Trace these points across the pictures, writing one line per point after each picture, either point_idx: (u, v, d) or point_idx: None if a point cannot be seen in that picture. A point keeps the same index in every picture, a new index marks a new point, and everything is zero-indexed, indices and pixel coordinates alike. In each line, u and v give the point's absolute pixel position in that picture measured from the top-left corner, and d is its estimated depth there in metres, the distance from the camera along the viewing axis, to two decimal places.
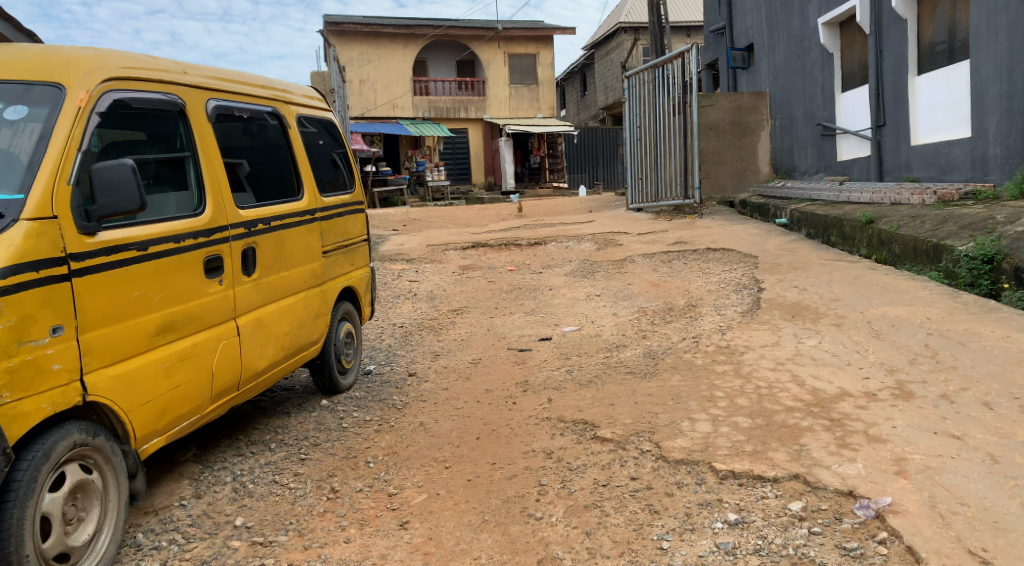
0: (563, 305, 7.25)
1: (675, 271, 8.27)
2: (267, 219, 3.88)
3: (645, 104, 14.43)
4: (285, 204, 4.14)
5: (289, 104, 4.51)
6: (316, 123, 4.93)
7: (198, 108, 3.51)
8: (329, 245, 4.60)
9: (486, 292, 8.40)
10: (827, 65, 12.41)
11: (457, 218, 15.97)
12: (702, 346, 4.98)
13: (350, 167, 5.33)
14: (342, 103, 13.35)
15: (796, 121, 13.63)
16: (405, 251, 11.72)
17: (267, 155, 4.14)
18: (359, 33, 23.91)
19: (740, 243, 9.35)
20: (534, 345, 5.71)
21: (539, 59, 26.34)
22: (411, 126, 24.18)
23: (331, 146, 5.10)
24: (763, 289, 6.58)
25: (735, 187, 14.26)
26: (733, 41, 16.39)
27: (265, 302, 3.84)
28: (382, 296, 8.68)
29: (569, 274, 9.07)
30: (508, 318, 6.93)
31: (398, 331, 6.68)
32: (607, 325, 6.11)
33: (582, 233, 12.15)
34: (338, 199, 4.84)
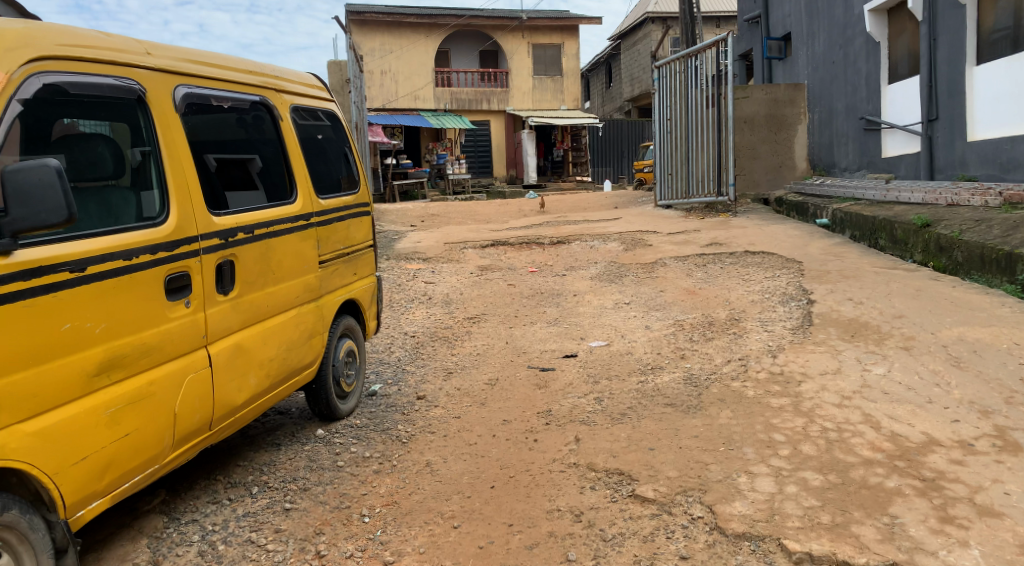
0: (589, 315, 6.65)
1: (711, 277, 7.65)
2: (250, 227, 3.32)
3: (676, 95, 13.75)
4: (273, 208, 3.57)
5: (283, 94, 3.95)
6: (316, 115, 4.35)
7: (164, 94, 2.95)
8: (326, 253, 4.03)
9: (505, 297, 7.83)
10: (872, 54, 11.68)
11: (478, 214, 15.40)
12: (751, 373, 4.35)
13: (358, 165, 4.75)
14: (358, 94, 12.82)
15: (837, 114, 12.90)
16: (422, 249, 11.18)
17: (254, 150, 3.58)
18: (380, 23, 23.40)
19: (780, 248, 8.69)
20: (559, 364, 5.11)
21: (563, 49, 25.65)
22: (433, 118, 23.64)
23: (334, 141, 4.53)
24: (813, 301, 5.93)
25: (770, 183, 13.58)
26: (769, 31, 15.66)
27: (246, 324, 3.28)
28: (394, 300, 8.12)
29: (594, 278, 8.47)
30: (529, 329, 6.33)
31: (408, 342, 6.11)
32: (640, 341, 5.50)
33: (608, 232, 11.54)
34: (339, 201, 4.27)
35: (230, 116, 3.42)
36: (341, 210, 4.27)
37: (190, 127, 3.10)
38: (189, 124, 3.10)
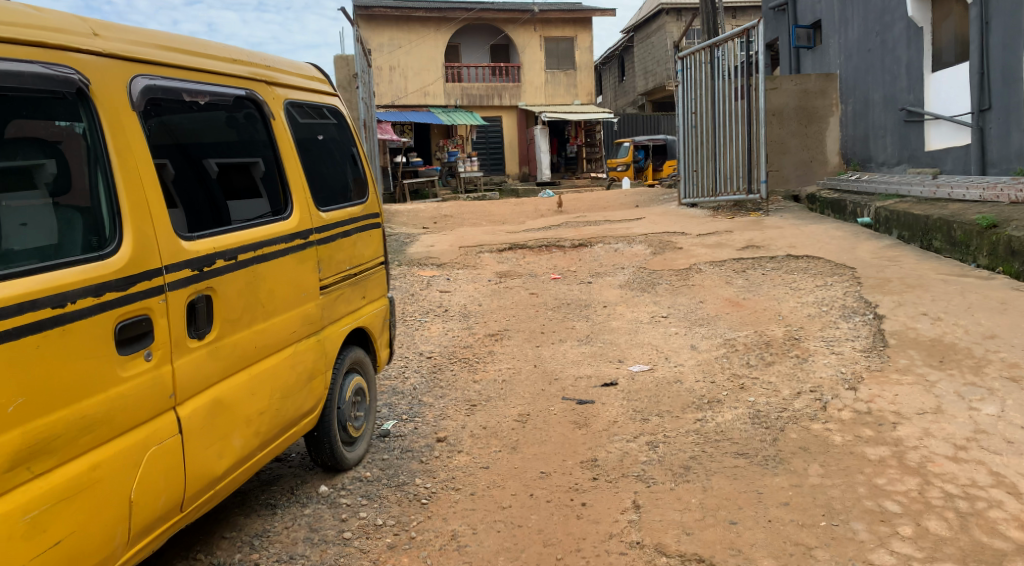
0: (624, 331, 5.98)
1: (755, 286, 6.99)
2: (231, 250, 2.68)
3: (700, 87, 13.05)
4: (264, 225, 2.95)
5: (275, 86, 3.31)
6: (316, 112, 3.70)
7: (115, 88, 2.29)
8: (329, 277, 3.38)
9: (528, 309, 7.20)
10: (914, 41, 11.07)
11: (493, 215, 14.74)
12: (833, 412, 3.68)
13: (367, 171, 4.11)
14: (365, 89, 12.16)
15: (873, 105, 12.29)
16: (437, 254, 10.55)
17: (242, 154, 2.97)
18: (389, 18, 22.77)
19: (827, 252, 8.02)
20: (598, 395, 4.45)
21: (577, 42, 24.95)
22: (444, 114, 22.99)
23: (340, 143, 3.89)
24: (881, 316, 5.25)
25: (800, 179, 12.85)
26: (796, 19, 15.01)
27: (228, 373, 2.63)
28: (407, 312, 7.48)
29: (624, 286, 7.83)
30: (558, 349, 5.68)
31: (426, 365, 5.46)
32: (690, 366, 4.83)
33: (633, 233, 10.86)
34: (344, 214, 3.63)
35: (218, 111, 2.85)
36: (347, 224, 3.62)
37: (164, 121, 2.54)
38: (159, 120, 2.51)
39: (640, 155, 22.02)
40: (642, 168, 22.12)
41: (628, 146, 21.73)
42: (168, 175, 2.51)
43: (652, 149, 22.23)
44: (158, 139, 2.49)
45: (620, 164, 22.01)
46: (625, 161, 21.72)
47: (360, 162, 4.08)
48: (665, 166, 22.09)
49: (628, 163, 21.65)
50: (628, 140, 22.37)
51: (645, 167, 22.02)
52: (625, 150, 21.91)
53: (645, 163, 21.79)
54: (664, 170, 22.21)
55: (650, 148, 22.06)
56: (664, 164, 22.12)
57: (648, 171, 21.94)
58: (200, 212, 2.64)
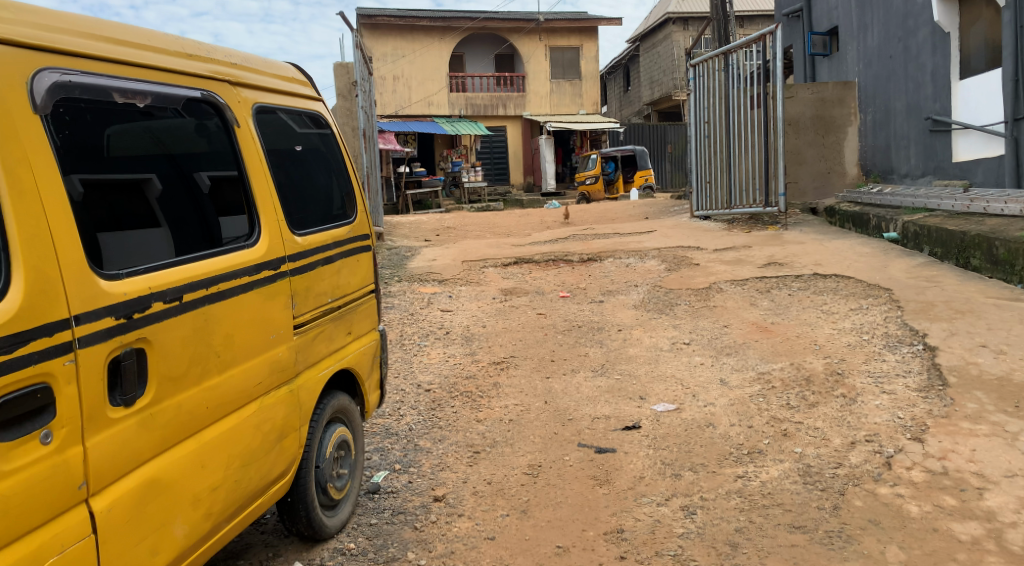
0: (643, 360, 5.43)
1: (783, 311, 6.47)
2: (177, 289, 2.14)
3: (714, 95, 12.52)
4: (221, 255, 2.41)
5: (247, 89, 2.80)
6: (293, 118, 3.16)
7: (7, 86, 1.78)
8: (306, 313, 2.84)
9: (536, 332, 6.66)
10: (940, 47, 10.63)
11: (498, 227, 14.22)
12: (901, 471, 3.11)
13: (354, 186, 3.57)
14: (365, 97, 11.66)
15: (895, 114, 11.86)
16: (438, 269, 10.01)
17: (213, 166, 2.53)
18: (391, 27, 22.36)
19: (856, 270, 7.53)
20: (619, 441, 3.91)
21: (582, 51, 24.49)
22: (447, 124, 22.53)
23: (321, 156, 3.35)
24: (934, 347, 4.69)
25: (818, 192, 12.41)
26: (812, 25, 14.58)
27: (167, 444, 2.09)
28: (406, 335, 6.93)
29: (639, 306, 7.30)
30: (571, 381, 5.13)
31: (424, 399, 4.91)
32: (723, 407, 4.29)
33: (645, 248, 10.32)
34: (324, 237, 3.09)
35: (186, 119, 2.44)
36: (328, 249, 3.08)
37: (150, 127, 2.30)
38: (145, 123, 2.28)
39: (609, 167, 20.99)
40: (612, 180, 21.00)
41: (596, 157, 20.72)
42: (154, 193, 2.30)
43: (621, 160, 21.17)
44: (140, 148, 2.26)
45: (590, 177, 20.73)
46: (595, 173, 20.53)
47: (347, 176, 3.54)
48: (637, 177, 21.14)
49: (598, 174, 20.57)
50: (596, 152, 21.21)
51: (615, 179, 20.92)
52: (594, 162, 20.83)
53: (615, 175, 20.69)
54: (634, 182, 21.28)
55: (620, 159, 21.10)
56: (636, 176, 21.19)
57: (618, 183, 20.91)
58: (190, 228, 2.37)
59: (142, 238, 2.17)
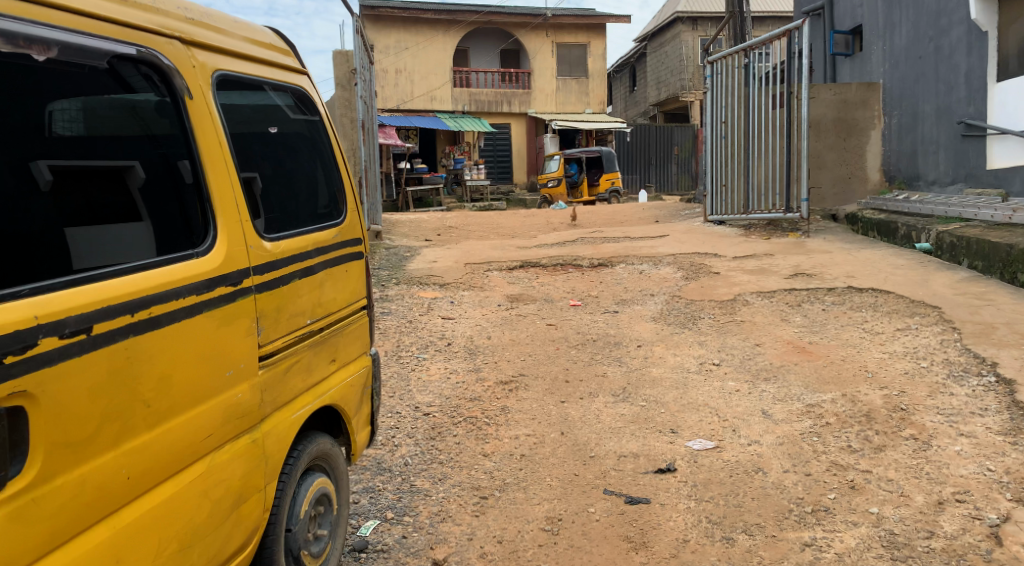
0: (670, 384, 4.82)
1: (822, 330, 5.87)
2: (95, 318, 1.56)
3: (733, 93, 11.91)
4: (162, 268, 1.82)
5: (217, 56, 2.25)
6: (273, 95, 2.57)
7: None
8: (277, 338, 2.23)
9: (547, 346, 6.04)
10: (977, 47, 10.16)
11: (501, 227, 13.59)
12: (1016, 549, 2.59)
13: (344, 181, 2.96)
14: (365, 86, 11.02)
15: (923, 118, 11.34)
16: (439, 272, 9.37)
17: (165, 149, 1.97)
18: (395, 18, 21.76)
19: (894, 283, 6.96)
20: (654, 489, 3.30)
21: (589, 48, 23.87)
22: (450, 120, 21.92)
23: (304, 141, 2.73)
24: (1010, 380, 4.09)
25: (837, 199, 11.81)
26: (834, 24, 14.08)
27: (60, 537, 1.49)
28: (403, 345, 6.31)
29: (658, 319, 6.68)
30: (589, 407, 4.50)
31: (422, 426, 4.29)
32: (772, 448, 3.68)
33: (658, 253, 9.72)
34: (303, 240, 2.47)
35: (145, 94, 1.92)
36: (308, 258, 2.45)
37: (121, 99, 1.88)
38: (124, 99, 1.89)
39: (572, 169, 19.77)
40: (576, 183, 19.81)
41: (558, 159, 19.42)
42: (137, 182, 1.90)
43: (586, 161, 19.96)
44: (124, 129, 1.89)
45: (552, 179, 19.49)
46: (557, 176, 19.32)
47: (337, 168, 2.93)
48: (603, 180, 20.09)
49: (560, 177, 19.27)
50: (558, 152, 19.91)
51: (578, 182, 19.71)
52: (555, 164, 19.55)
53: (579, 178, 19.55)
54: (599, 186, 20.13)
55: (584, 161, 19.89)
56: (602, 178, 20.14)
57: (582, 187, 19.74)
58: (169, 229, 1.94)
59: (125, 234, 1.83)
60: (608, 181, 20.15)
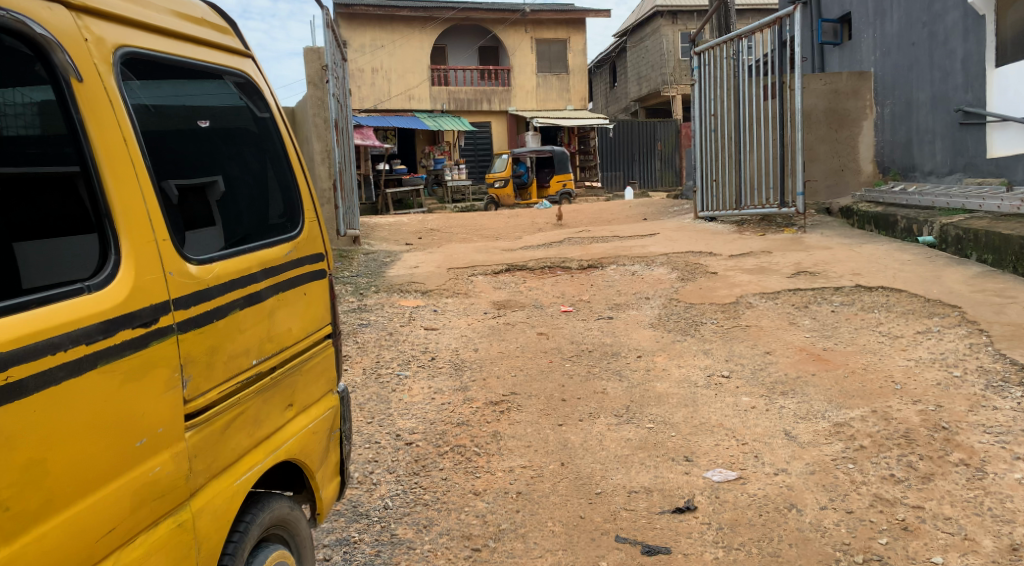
0: (678, 402, 4.38)
1: (836, 334, 5.46)
2: None
3: (721, 84, 11.50)
4: (54, 307, 1.38)
5: (133, 29, 1.80)
6: (220, 86, 2.16)
7: None
8: (210, 391, 1.74)
9: (539, 359, 5.58)
10: (974, 31, 9.80)
11: (485, 229, 13.12)
12: None
13: (299, 184, 2.47)
14: (338, 84, 10.52)
15: (919, 106, 11.00)
16: (421, 278, 8.89)
17: (37, 149, 1.49)
18: (370, 17, 21.25)
19: (904, 281, 6.57)
20: (674, 537, 2.87)
21: (569, 44, 23.44)
22: (429, 120, 21.44)
23: (252, 140, 2.25)
24: None
25: (831, 191, 11.52)
26: (821, 13, 13.73)
27: None
28: (383, 361, 5.83)
29: (657, 325, 6.25)
30: (590, 431, 4.04)
31: (404, 459, 3.82)
32: (802, 479, 3.24)
33: (650, 253, 9.29)
34: (247, 258, 2.00)
35: (42, 87, 1.49)
36: (249, 283, 1.96)
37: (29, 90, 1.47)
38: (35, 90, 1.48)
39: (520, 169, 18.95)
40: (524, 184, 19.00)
41: (506, 158, 18.63)
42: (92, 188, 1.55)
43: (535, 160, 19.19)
44: (50, 127, 1.50)
45: (499, 179, 18.64)
46: (505, 176, 18.50)
47: (291, 168, 2.44)
48: (553, 181, 19.29)
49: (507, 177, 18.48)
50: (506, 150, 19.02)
51: (526, 183, 18.94)
52: (503, 163, 18.74)
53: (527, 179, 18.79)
54: (549, 187, 19.35)
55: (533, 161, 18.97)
56: (552, 179, 19.40)
57: (531, 188, 18.96)
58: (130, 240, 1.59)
59: (69, 250, 1.49)
60: (559, 182, 19.37)
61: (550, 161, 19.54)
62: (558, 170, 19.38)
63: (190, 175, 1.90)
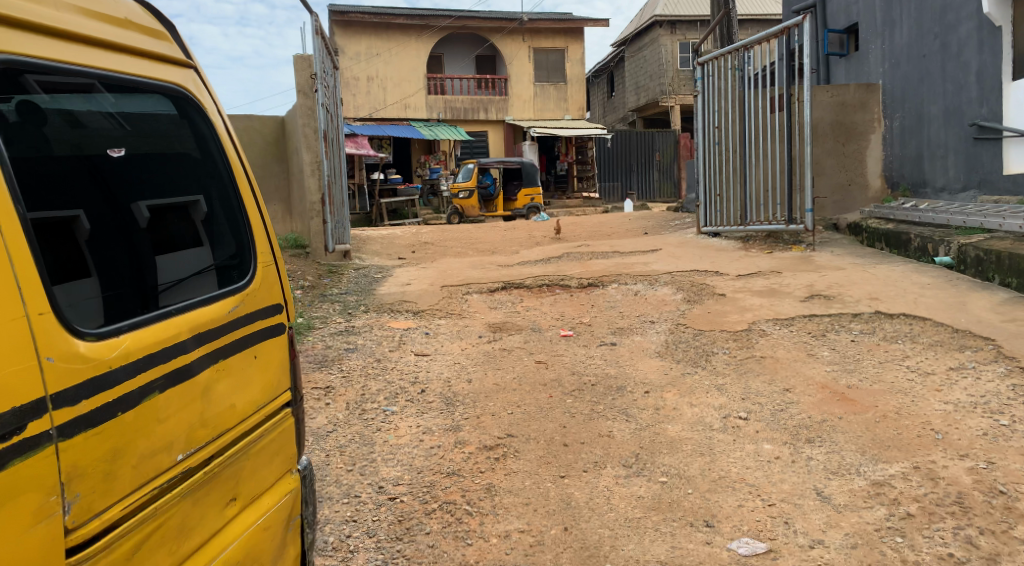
0: (693, 450, 3.95)
1: (860, 369, 5.02)
2: None
3: (726, 95, 11.11)
4: None
5: (14, 29, 1.57)
6: (154, 103, 1.94)
7: None
8: (94, 487, 1.47)
9: (537, 393, 5.14)
10: (990, 43, 9.43)
11: (481, 242, 12.68)
12: None
13: (250, 213, 2.15)
14: (329, 94, 10.10)
15: (930, 120, 10.62)
16: (413, 296, 8.44)
17: None
18: (366, 25, 20.88)
19: (929, 307, 6.14)
20: None
21: (567, 54, 23.10)
22: (425, 129, 21.05)
23: (194, 168, 2.02)
24: None
25: (837, 207, 11.12)
26: (827, 23, 13.36)
27: None
28: (369, 393, 5.38)
29: (665, 355, 5.82)
30: (596, 485, 3.62)
31: (387, 519, 3.40)
32: (843, 555, 2.82)
33: (653, 271, 8.86)
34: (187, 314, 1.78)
35: None
36: (159, 360, 1.64)
37: None
38: None
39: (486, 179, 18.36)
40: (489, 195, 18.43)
41: (472, 167, 17.94)
42: (83, 233, 1.70)
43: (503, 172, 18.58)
44: None
45: (464, 189, 18.07)
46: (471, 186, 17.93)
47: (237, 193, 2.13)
48: (519, 195, 18.66)
49: (472, 187, 17.84)
50: (474, 159, 18.44)
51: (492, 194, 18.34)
52: (468, 172, 18.06)
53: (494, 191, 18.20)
54: (515, 201, 18.64)
55: (501, 172, 18.32)
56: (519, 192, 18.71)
57: (496, 200, 18.39)
58: (118, 284, 1.72)
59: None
60: (526, 196, 18.68)
61: (518, 173, 18.78)
62: (526, 183, 18.64)
63: (169, 196, 1.96)
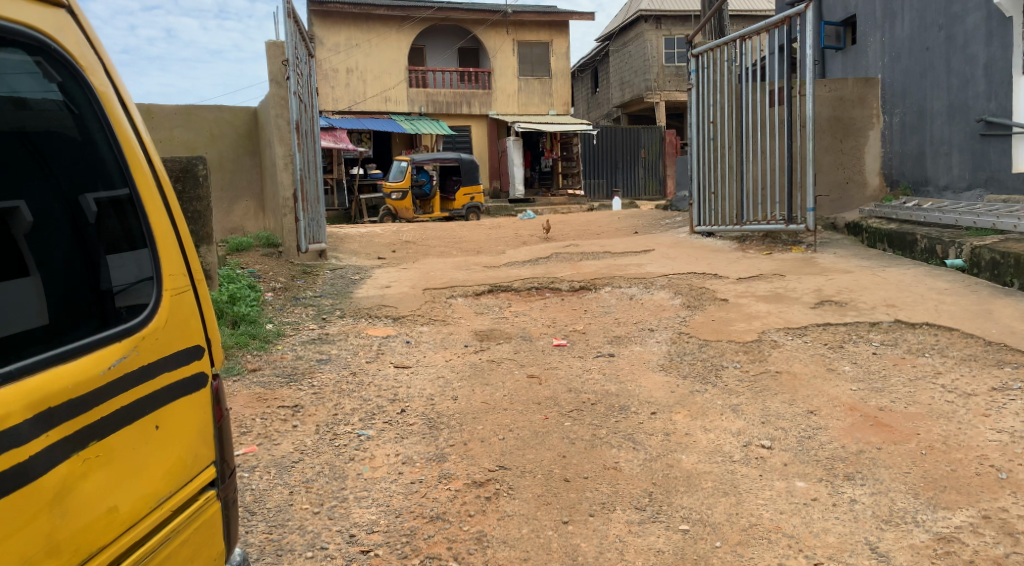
0: (715, 489, 3.41)
1: (890, 388, 4.52)
2: None
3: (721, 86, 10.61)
4: None
5: None
6: (13, 59, 1.56)
7: None
8: None
9: (529, 415, 4.57)
10: (999, 34, 8.99)
11: (464, 241, 12.10)
12: None
13: (148, 206, 1.80)
14: (301, 82, 9.47)
15: (933, 115, 10.17)
16: (392, 300, 7.86)
17: None
18: (345, 15, 20.19)
19: (954, 316, 5.66)
20: None
21: (552, 47, 22.53)
22: (406, 123, 20.45)
23: (70, 154, 1.66)
24: None
25: (835, 206, 10.63)
26: (823, 16, 12.88)
27: None
28: (342, 412, 4.81)
29: (670, 369, 5.27)
30: (606, 534, 3.09)
31: None
32: None
33: (648, 274, 8.33)
34: (52, 377, 1.49)
35: None
36: None
37: None
38: None
39: (421, 179, 17.28)
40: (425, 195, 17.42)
41: (404, 166, 16.90)
42: (23, 227, 1.55)
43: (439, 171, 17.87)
44: None
45: (398, 191, 16.96)
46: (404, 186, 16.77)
47: (126, 179, 1.76)
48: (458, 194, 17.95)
49: (405, 188, 16.82)
50: (406, 157, 17.32)
51: (428, 193, 17.35)
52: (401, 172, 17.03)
53: (430, 190, 17.23)
54: (454, 200, 17.99)
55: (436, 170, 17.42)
56: (459, 191, 18.08)
57: (433, 200, 17.40)
58: (73, 286, 1.62)
59: None
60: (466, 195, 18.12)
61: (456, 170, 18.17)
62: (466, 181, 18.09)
63: (102, 188, 1.71)
